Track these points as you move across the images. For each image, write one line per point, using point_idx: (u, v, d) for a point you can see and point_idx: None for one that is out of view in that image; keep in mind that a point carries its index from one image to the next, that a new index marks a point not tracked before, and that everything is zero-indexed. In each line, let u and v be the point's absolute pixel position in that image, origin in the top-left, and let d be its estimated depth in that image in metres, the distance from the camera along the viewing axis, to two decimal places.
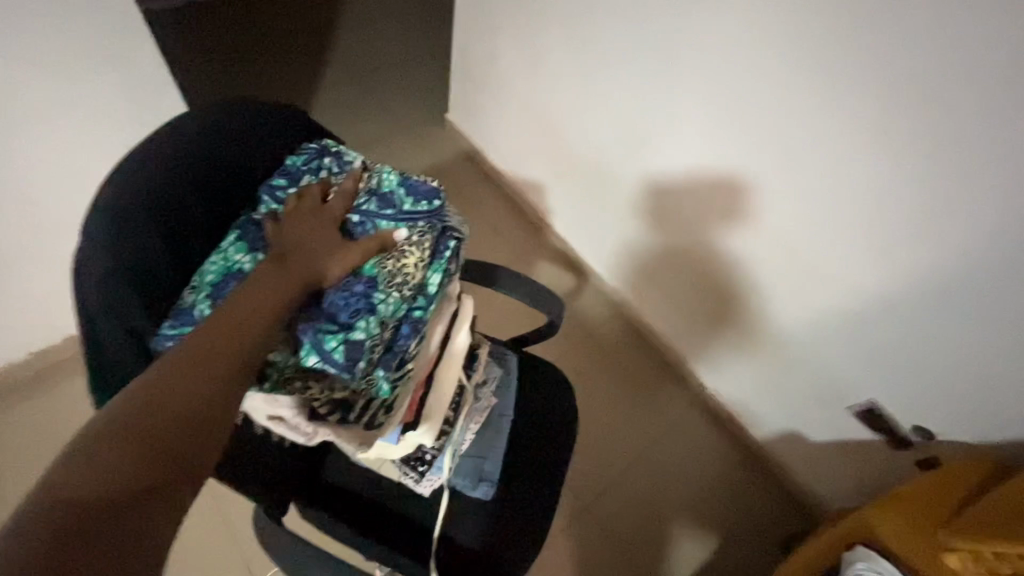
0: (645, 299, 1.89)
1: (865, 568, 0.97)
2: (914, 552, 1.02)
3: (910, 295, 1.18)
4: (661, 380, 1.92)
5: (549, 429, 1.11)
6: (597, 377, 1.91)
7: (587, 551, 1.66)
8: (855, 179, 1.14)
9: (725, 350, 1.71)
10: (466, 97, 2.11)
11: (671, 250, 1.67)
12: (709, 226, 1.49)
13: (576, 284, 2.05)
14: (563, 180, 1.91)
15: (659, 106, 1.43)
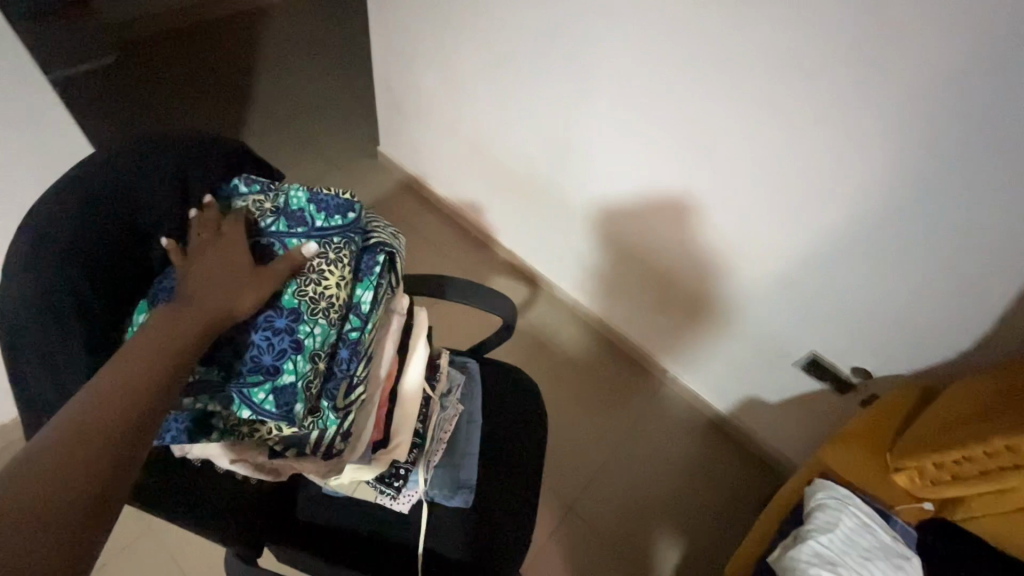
0: (594, 294, 1.96)
1: (824, 496, 0.99)
2: (869, 480, 1.09)
3: (832, 255, 1.29)
4: (624, 372, 1.97)
5: (519, 429, 1.13)
6: (563, 379, 1.95)
7: (579, 551, 1.67)
8: (762, 157, 1.23)
9: (679, 333, 1.78)
10: (396, 128, 2.15)
11: (610, 244, 1.74)
12: (643, 219, 1.58)
13: (529, 293, 2.09)
14: (501, 196, 1.96)
15: (579, 113, 1.51)
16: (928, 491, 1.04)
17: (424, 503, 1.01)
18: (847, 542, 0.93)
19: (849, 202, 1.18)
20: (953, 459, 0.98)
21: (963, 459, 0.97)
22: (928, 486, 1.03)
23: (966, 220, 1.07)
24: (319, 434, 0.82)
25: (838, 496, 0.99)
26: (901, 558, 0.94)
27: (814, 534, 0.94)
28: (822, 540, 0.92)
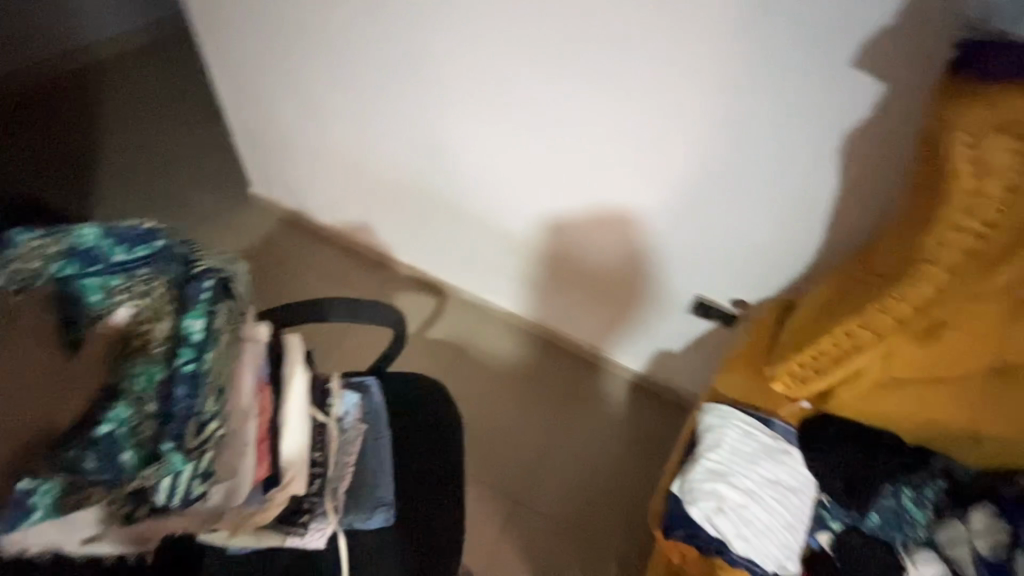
0: (507, 275, 1.85)
1: (707, 418, 0.89)
2: (751, 396, 1.04)
3: (754, 206, 1.26)
4: (549, 363, 1.88)
5: (439, 451, 1.04)
6: (487, 375, 1.87)
7: (536, 549, 1.59)
8: (669, 119, 1.23)
9: (578, 306, 1.77)
10: (276, 146, 1.99)
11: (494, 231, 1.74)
12: (604, 187, 1.43)
13: (435, 301, 2.04)
14: (395, 212, 1.92)
15: (499, 101, 1.43)
16: (806, 393, 1.02)
17: (341, 534, 0.90)
18: (732, 452, 0.84)
19: (753, 150, 1.18)
20: (891, 322, 0.89)
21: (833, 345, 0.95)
22: (803, 385, 1.02)
23: (842, 167, 1.13)
24: (171, 482, 0.71)
25: (722, 415, 0.89)
26: (788, 449, 0.88)
27: (690, 484, 0.81)
28: (707, 455, 0.84)
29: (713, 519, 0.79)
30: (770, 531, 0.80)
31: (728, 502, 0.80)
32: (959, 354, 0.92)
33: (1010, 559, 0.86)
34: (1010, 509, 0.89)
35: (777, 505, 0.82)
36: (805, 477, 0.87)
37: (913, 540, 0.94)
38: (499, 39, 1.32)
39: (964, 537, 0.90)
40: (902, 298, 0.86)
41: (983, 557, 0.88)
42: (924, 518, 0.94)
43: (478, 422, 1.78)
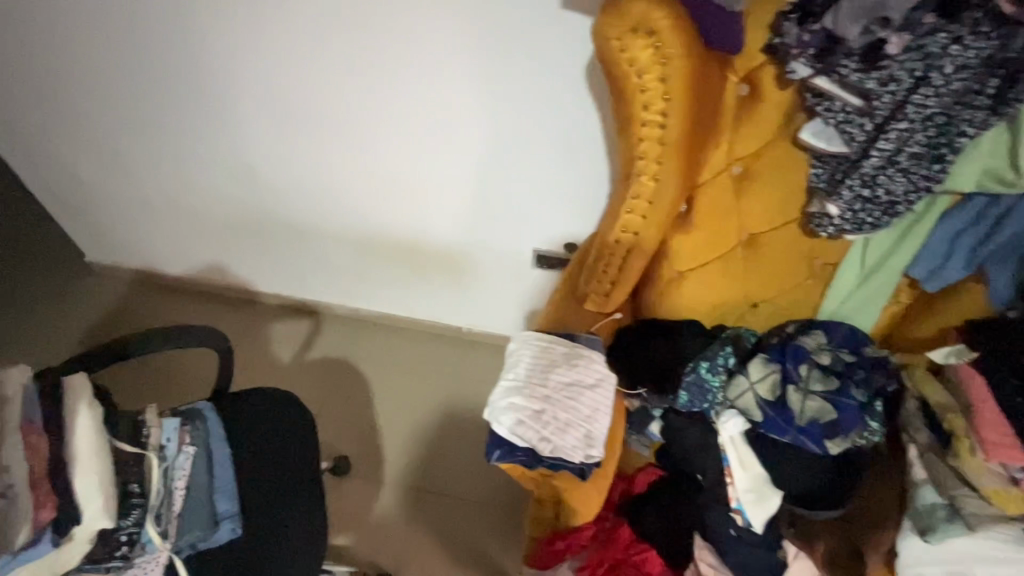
0: (369, 279, 1.85)
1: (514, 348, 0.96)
2: (573, 322, 1.15)
3: (536, 152, 1.37)
4: (423, 355, 1.92)
5: (279, 443, 1.08)
6: (374, 381, 1.87)
7: (455, 533, 1.58)
8: (436, 89, 1.30)
9: (441, 291, 1.81)
10: (94, 203, 1.82)
11: (343, 238, 1.73)
12: (408, 169, 1.49)
13: (310, 325, 2.01)
14: (235, 243, 1.87)
15: (285, 109, 1.44)
16: (613, 302, 1.13)
17: (178, 557, 0.92)
18: (527, 368, 0.92)
19: (516, 99, 1.28)
20: (641, 220, 0.99)
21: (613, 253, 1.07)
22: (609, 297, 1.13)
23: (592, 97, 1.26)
24: None
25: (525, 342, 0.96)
26: (578, 352, 0.95)
27: (497, 415, 0.87)
28: (506, 377, 0.92)
29: (520, 432, 0.86)
30: (572, 428, 0.87)
31: (524, 412, 0.87)
32: (712, 234, 1.06)
33: (781, 393, 1.00)
34: (776, 353, 1.03)
35: (573, 403, 0.89)
36: (603, 373, 0.94)
37: (717, 404, 1.05)
38: (261, 44, 1.32)
39: (750, 388, 1.01)
40: (638, 196, 0.95)
41: (768, 401, 1.00)
42: (720, 382, 1.04)
43: (363, 428, 1.77)
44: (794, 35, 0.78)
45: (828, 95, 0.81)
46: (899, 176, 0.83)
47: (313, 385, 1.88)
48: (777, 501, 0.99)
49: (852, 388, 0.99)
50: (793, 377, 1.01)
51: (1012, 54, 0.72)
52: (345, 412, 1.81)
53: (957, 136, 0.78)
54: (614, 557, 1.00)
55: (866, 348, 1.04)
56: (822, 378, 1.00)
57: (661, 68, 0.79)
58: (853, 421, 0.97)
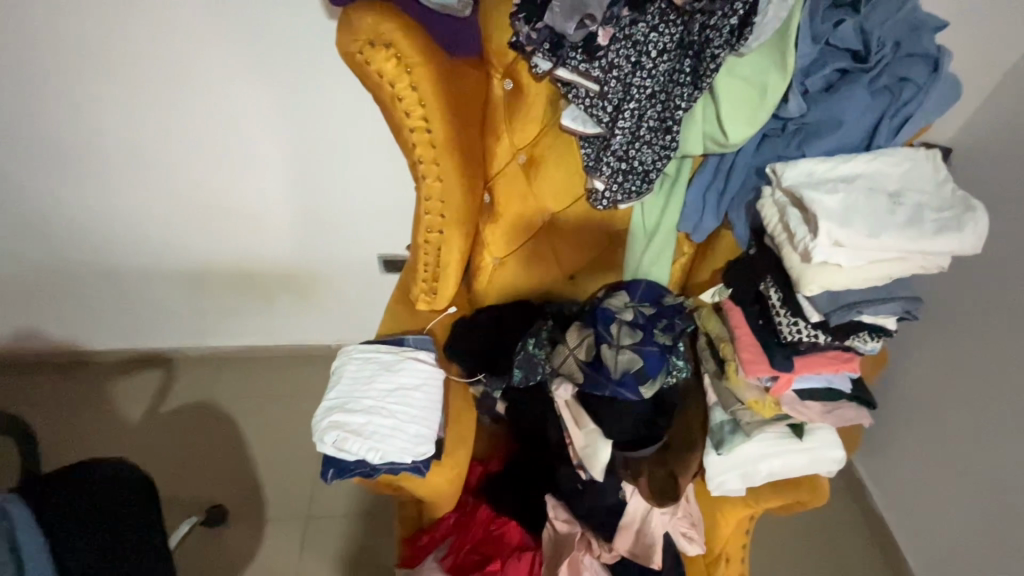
0: (219, 311, 1.77)
1: (339, 362, 0.97)
2: (407, 325, 1.19)
3: (355, 156, 1.41)
4: (293, 382, 1.86)
5: (95, 518, 1.01)
6: (243, 417, 1.78)
7: (346, 552, 1.54)
8: (228, 112, 1.32)
9: (298, 309, 1.77)
10: None
11: (180, 271, 1.66)
12: (226, 194, 1.48)
13: (162, 373, 1.86)
14: (51, 298, 1.70)
15: (72, 149, 1.38)
16: (441, 300, 1.18)
17: None
18: (350, 383, 0.94)
19: (317, 109, 1.32)
20: (440, 220, 1.04)
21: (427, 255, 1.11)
22: (436, 296, 1.17)
23: None
24: None
25: (348, 353, 0.98)
26: (401, 357, 0.98)
27: (326, 432, 0.89)
28: (329, 396, 0.94)
29: (345, 446, 0.88)
30: (397, 432, 0.90)
31: (347, 427, 0.89)
32: (516, 220, 1.13)
33: (597, 352, 1.10)
34: (589, 318, 1.13)
35: (398, 408, 0.92)
36: (426, 373, 0.98)
37: (547, 374, 1.13)
38: (26, 86, 1.27)
39: (569, 354, 1.10)
40: (430, 198, 1.00)
41: (586, 363, 1.09)
42: (545, 354, 1.14)
43: (234, 474, 1.67)
44: (526, 33, 0.85)
45: (573, 84, 0.89)
46: (645, 147, 0.93)
47: (170, 439, 1.73)
48: (607, 448, 1.07)
49: (656, 333, 1.12)
50: (604, 335, 1.10)
51: (695, 37, 0.83)
52: (211, 461, 1.69)
53: (677, 110, 0.89)
54: (474, 536, 1.05)
55: (665, 297, 1.17)
56: (629, 330, 1.10)
57: (408, 78, 0.83)
58: (658, 364, 1.09)
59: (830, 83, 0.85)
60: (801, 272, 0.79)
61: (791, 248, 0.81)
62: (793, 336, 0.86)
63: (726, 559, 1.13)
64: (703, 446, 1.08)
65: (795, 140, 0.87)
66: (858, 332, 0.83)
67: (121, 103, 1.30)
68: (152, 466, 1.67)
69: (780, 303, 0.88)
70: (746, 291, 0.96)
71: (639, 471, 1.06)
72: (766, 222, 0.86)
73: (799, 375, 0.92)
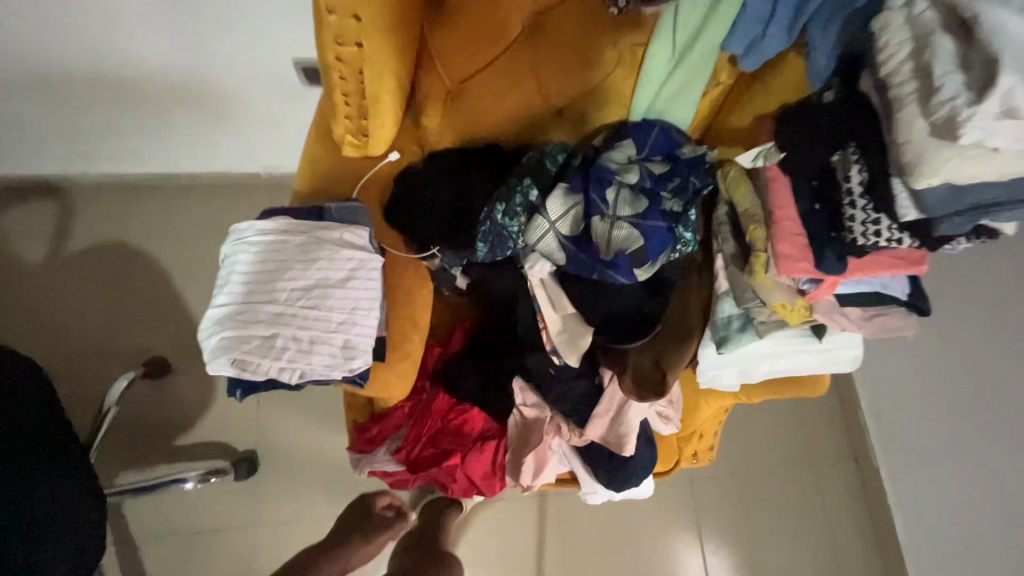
0: (99, 130, 1.36)
1: (229, 249, 0.70)
2: (336, 178, 0.88)
3: None
4: (221, 220, 1.56)
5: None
6: (167, 260, 1.53)
7: (304, 403, 1.46)
8: None
9: (203, 129, 1.37)
10: None
11: (19, 76, 1.19)
12: None
13: (53, 206, 1.52)
14: None
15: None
16: (378, 143, 0.86)
17: None
18: (243, 281, 0.68)
19: None
20: (355, 26, 0.68)
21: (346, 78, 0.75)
22: (369, 139, 0.85)
23: None
24: None
25: (239, 236, 0.70)
26: (314, 243, 0.71)
27: (219, 350, 0.65)
28: (217, 301, 0.68)
29: (249, 367, 0.66)
30: (319, 345, 0.69)
31: (248, 341, 0.66)
32: (483, 22, 0.79)
33: (585, 227, 0.85)
34: (577, 181, 0.85)
35: (314, 313, 0.69)
36: (352, 264, 0.72)
37: (520, 249, 0.88)
38: None
39: (550, 229, 0.84)
40: None
41: (570, 239, 0.85)
42: (519, 226, 0.86)
43: (168, 324, 1.48)
44: None
45: None
46: None
47: (84, 285, 1.49)
48: (586, 340, 0.92)
49: (664, 200, 0.85)
50: (596, 206, 0.83)
51: None
52: (141, 308, 1.49)
53: None
54: (432, 430, 0.95)
55: (682, 149, 0.87)
56: (630, 198, 0.82)
57: None
58: (663, 242, 0.84)
59: None
60: (921, 152, 0.51)
61: (918, 110, 0.50)
62: (866, 241, 0.61)
63: (698, 435, 1.08)
64: (700, 335, 0.91)
65: None
66: (960, 239, 0.60)
67: None
68: (72, 314, 1.47)
69: (861, 190, 0.61)
70: (810, 159, 0.67)
71: (624, 364, 0.92)
72: (882, 55, 0.53)
73: (847, 279, 0.70)
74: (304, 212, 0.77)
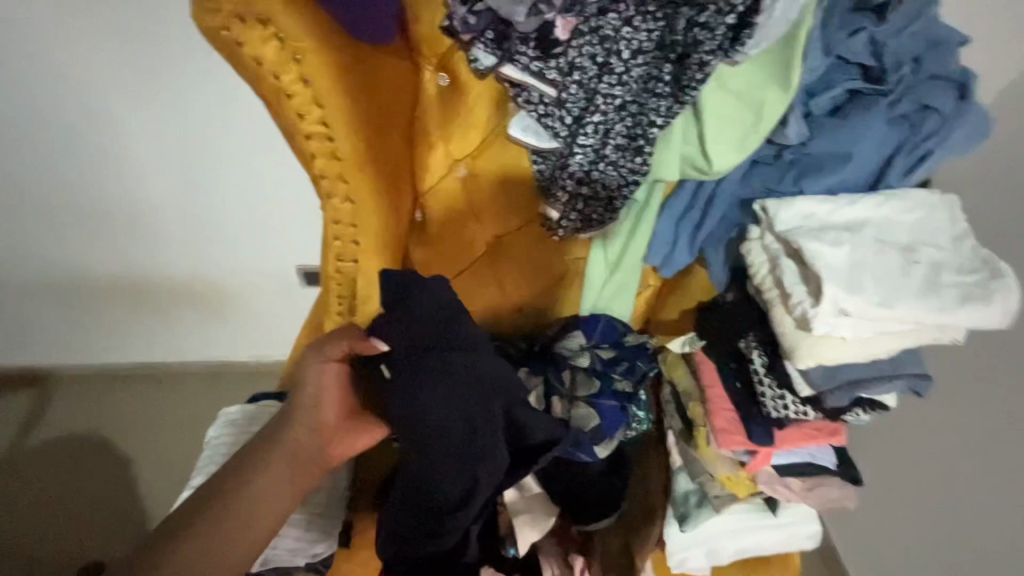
0: (103, 327, 1.40)
1: (218, 428, 0.82)
2: None
3: (258, 155, 1.09)
4: (200, 403, 1.49)
5: None
6: (130, 457, 1.42)
7: None
8: (84, 95, 0.99)
9: (201, 326, 1.42)
10: None
11: (51, 282, 1.29)
12: (93, 195, 1.14)
13: (37, 398, 1.46)
14: None
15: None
16: None
17: None
18: (223, 455, 0.79)
19: (196, 94, 1.00)
20: (353, 248, 0.80)
21: (349, 284, 0.85)
22: None
23: None
24: None
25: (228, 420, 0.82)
26: None
27: None
28: (197, 477, 0.78)
29: None
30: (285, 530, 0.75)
31: None
32: (449, 238, 0.90)
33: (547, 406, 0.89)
34: (537, 364, 0.93)
35: None
36: None
37: None
38: None
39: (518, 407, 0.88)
40: (341, 220, 0.76)
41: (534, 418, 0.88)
42: None
43: (123, 527, 1.34)
44: (461, 17, 0.65)
45: (524, 85, 0.69)
46: (610, 169, 0.74)
47: (47, 480, 1.39)
48: (605, 451, 0.88)
49: (615, 381, 0.92)
50: (557, 387, 0.90)
51: (679, 36, 0.64)
52: (93, 507, 1.36)
53: (650, 126, 0.70)
54: None
55: (626, 338, 0.95)
56: (585, 380, 0.90)
57: (296, 68, 0.60)
58: (616, 420, 0.89)
59: (838, 105, 0.68)
60: (795, 341, 0.64)
61: (783, 310, 0.66)
62: (778, 412, 0.74)
63: None
64: (663, 513, 0.90)
65: (795, 170, 0.71)
66: (854, 410, 0.70)
67: None
68: (20, 515, 1.34)
69: (765, 370, 0.74)
70: (723, 347, 0.81)
71: (592, 546, 0.89)
72: (752, 269, 0.70)
73: (779, 449, 0.79)
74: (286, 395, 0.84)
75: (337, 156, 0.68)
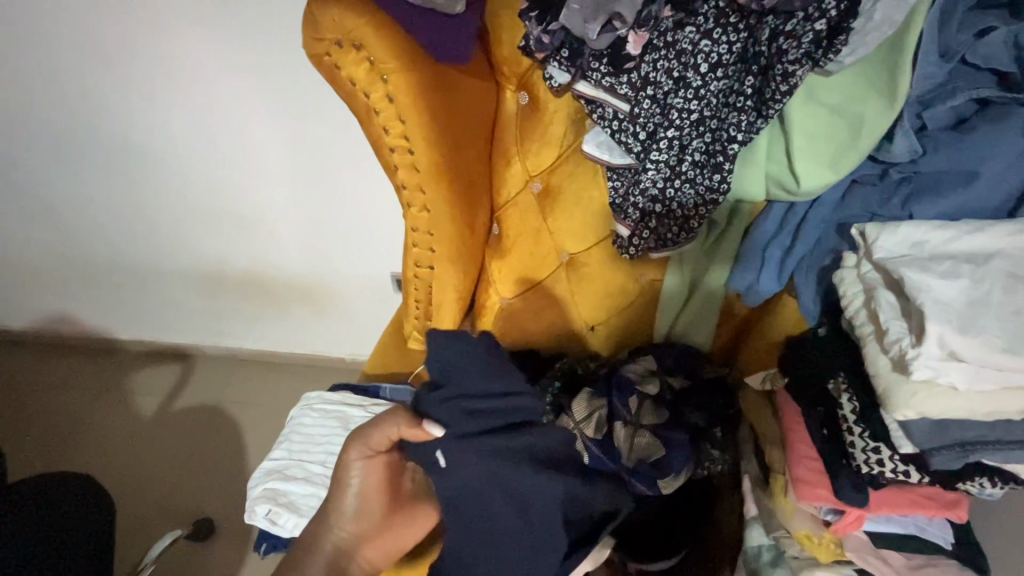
0: (234, 316, 1.62)
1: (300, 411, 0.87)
2: (396, 364, 1.00)
3: (367, 170, 1.22)
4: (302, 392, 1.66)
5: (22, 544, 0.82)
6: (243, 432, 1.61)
7: None
8: (237, 115, 1.17)
9: (309, 322, 1.59)
10: None
11: (198, 273, 1.52)
12: (236, 201, 1.33)
13: (178, 372, 1.72)
14: (81, 291, 1.62)
15: (89, 145, 1.29)
16: (434, 339, 0.97)
17: None
18: (297, 435, 0.85)
19: (324, 116, 1.14)
20: (429, 254, 0.85)
21: (427, 289, 0.91)
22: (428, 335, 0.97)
23: None
24: None
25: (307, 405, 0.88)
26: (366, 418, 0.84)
27: (261, 499, 0.79)
28: (276, 451, 0.84)
29: (277, 521, 0.78)
30: None
31: (284, 498, 0.79)
32: (521, 253, 0.91)
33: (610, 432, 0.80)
34: (603, 386, 0.84)
35: None
36: None
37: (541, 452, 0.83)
38: (56, 78, 1.18)
39: (574, 430, 0.80)
40: (418, 228, 0.82)
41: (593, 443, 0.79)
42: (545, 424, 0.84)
43: (233, 494, 1.51)
44: (536, 36, 0.67)
45: (598, 102, 0.70)
46: (686, 187, 0.71)
47: (178, 443, 1.60)
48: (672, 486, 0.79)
49: (687, 414, 0.84)
50: (621, 412, 0.81)
51: (763, 47, 0.61)
52: (212, 472, 1.55)
53: (730, 142, 0.66)
54: None
55: (704, 367, 0.89)
56: (653, 409, 0.82)
57: (382, 87, 0.68)
58: (686, 454, 0.80)
59: (962, 118, 0.59)
60: (890, 385, 0.55)
61: (878, 347, 0.57)
62: (869, 468, 0.63)
63: None
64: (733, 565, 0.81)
65: (902, 191, 0.63)
66: (975, 478, 0.59)
67: (144, 112, 1.20)
68: (156, 469, 1.56)
69: (855, 417, 0.65)
70: (809, 387, 0.72)
71: None
72: (843, 301, 0.63)
73: (875, 515, 0.67)
74: (363, 387, 0.91)
75: (416, 168, 0.74)
